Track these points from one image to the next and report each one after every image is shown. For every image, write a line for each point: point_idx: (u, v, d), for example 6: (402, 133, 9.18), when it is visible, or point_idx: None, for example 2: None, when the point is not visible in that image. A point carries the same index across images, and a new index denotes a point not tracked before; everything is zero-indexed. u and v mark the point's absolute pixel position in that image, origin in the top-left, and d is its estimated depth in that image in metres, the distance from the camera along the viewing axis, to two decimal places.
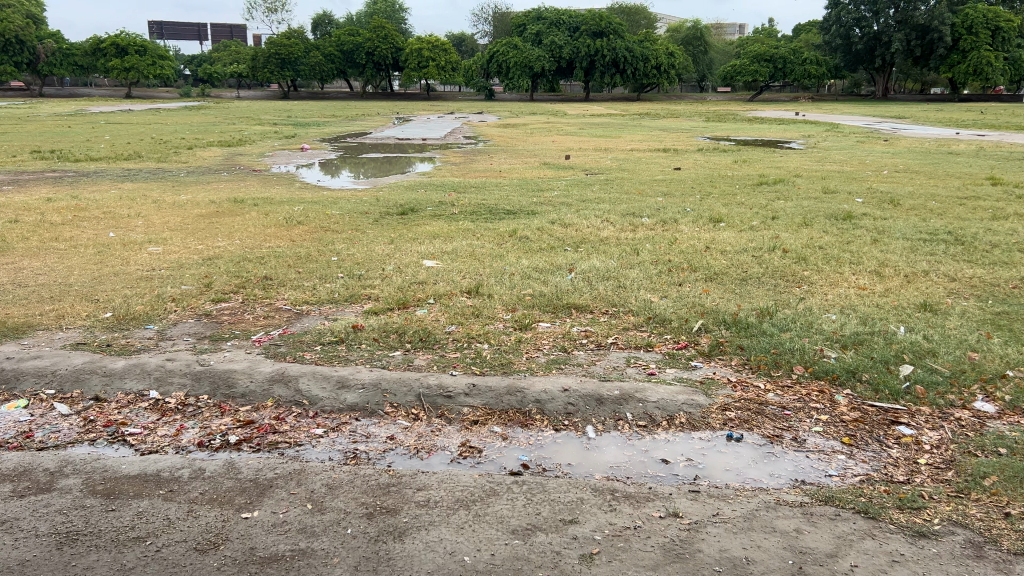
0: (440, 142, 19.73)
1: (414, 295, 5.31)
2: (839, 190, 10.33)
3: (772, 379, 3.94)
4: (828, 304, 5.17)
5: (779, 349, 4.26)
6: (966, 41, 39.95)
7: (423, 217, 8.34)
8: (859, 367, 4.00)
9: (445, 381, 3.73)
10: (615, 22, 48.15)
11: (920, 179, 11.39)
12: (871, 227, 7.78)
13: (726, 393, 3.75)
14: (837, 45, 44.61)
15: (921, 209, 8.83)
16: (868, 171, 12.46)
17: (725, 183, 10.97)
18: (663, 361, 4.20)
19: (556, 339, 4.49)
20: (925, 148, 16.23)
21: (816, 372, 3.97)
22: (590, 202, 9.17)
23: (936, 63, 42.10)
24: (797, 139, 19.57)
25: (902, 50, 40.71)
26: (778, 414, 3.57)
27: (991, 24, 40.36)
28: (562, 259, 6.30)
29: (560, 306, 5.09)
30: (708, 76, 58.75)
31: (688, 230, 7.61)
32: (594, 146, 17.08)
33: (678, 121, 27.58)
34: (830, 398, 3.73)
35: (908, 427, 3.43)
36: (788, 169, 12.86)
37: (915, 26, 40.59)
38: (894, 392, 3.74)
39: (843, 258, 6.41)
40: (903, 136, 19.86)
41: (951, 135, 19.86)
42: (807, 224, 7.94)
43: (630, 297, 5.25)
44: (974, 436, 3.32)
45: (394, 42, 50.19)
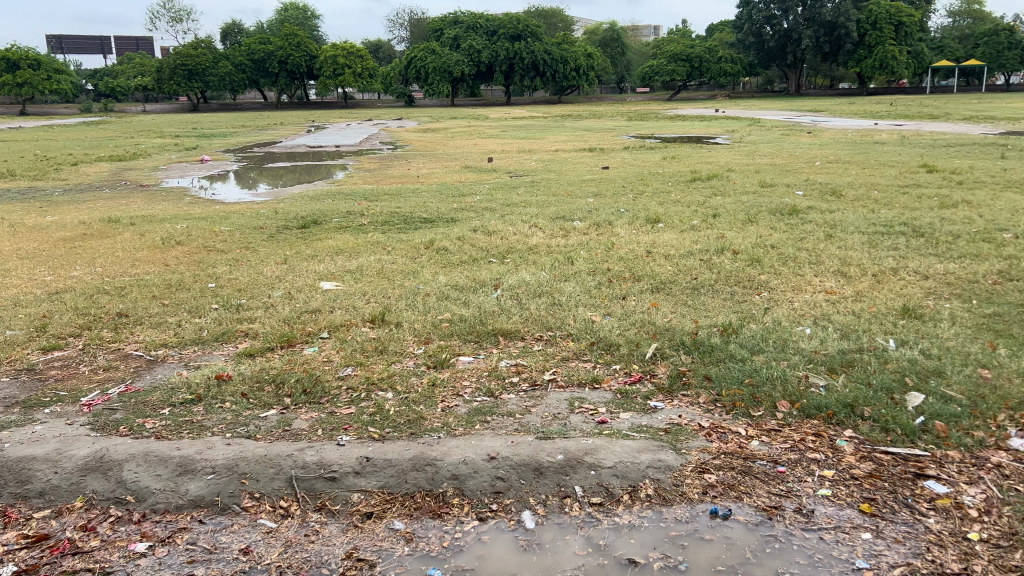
0: (355, 149, 18.61)
1: (302, 328, 4.30)
2: (776, 183, 9.69)
3: (753, 422, 3.08)
4: (798, 315, 4.35)
5: (755, 379, 3.41)
6: (872, 35, 40.74)
7: (326, 230, 7.32)
8: (858, 399, 3.15)
9: (327, 455, 2.77)
10: (532, 23, 47.66)
11: (855, 170, 10.84)
12: (820, 221, 7.08)
13: (699, 446, 2.88)
14: (750, 43, 44.87)
15: (866, 199, 8.22)
16: (800, 163, 11.92)
17: (657, 180, 10.25)
18: (614, 403, 3.29)
19: (480, 379, 3.55)
20: (849, 139, 15.86)
21: (806, 410, 3.12)
22: (515, 206, 8.29)
23: (845, 60, 42.82)
24: (721, 135, 19.12)
25: (812, 46, 41.23)
26: (769, 474, 2.70)
27: (894, 20, 41.15)
28: (485, 273, 5.37)
29: (484, 333, 4.15)
30: (627, 78, 58.87)
31: (624, 232, 6.80)
32: (517, 148, 16.21)
33: (601, 121, 27.07)
34: (831, 445, 2.88)
35: (939, 483, 2.59)
36: (719, 163, 12.27)
37: (822, 23, 41.33)
38: (906, 432, 2.88)
39: (800, 258, 5.65)
40: (825, 128, 19.62)
41: (870, 126, 19.65)
42: (751, 220, 7.22)
43: (567, 317, 4.35)
44: None
45: (307, 50, 48.39)
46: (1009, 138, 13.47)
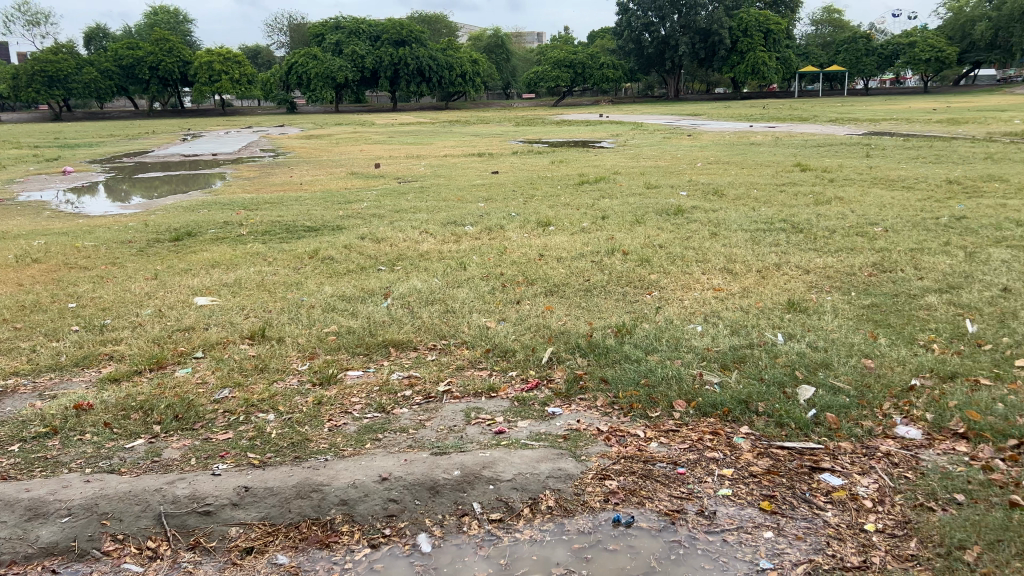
0: (234, 157, 17.87)
1: (174, 348, 3.99)
2: (661, 185, 9.87)
3: (651, 424, 3.03)
4: (689, 313, 4.37)
5: (651, 379, 3.37)
6: (743, 42, 42.67)
7: (202, 242, 6.91)
8: (752, 395, 3.15)
9: (201, 487, 2.54)
10: (416, 29, 47.35)
11: (735, 170, 11.20)
12: (705, 220, 7.23)
13: (600, 452, 2.79)
14: (631, 49, 46.00)
15: (746, 198, 8.48)
16: (683, 165, 12.23)
17: (546, 184, 10.27)
18: (511, 412, 3.17)
19: (370, 394, 3.37)
20: (727, 141, 16.44)
21: (702, 408, 3.09)
22: (404, 213, 8.09)
23: (719, 65, 44.61)
24: (606, 138, 19.45)
25: (688, 52, 42.76)
26: (670, 476, 2.64)
27: (763, 27, 43.20)
28: (373, 282, 5.16)
29: (374, 345, 3.95)
30: (512, 84, 59.35)
31: (515, 236, 6.73)
32: (404, 154, 15.97)
33: (488, 126, 27.11)
34: (728, 443, 2.84)
35: (834, 475, 2.58)
36: (605, 167, 12.44)
37: (697, 31, 42.92)
38: (800, 425, 2.89)
39: (687, 257, 5.73)
40: (704, 131, 20.29)
41: (745, 128, 20.46)
42: (639, 221, 7.29)
43: (460, 324, 4.19)
44: (918, 479, 2.50)
45: (180, 56, 46.27)
46: (872, 138, 14.27)
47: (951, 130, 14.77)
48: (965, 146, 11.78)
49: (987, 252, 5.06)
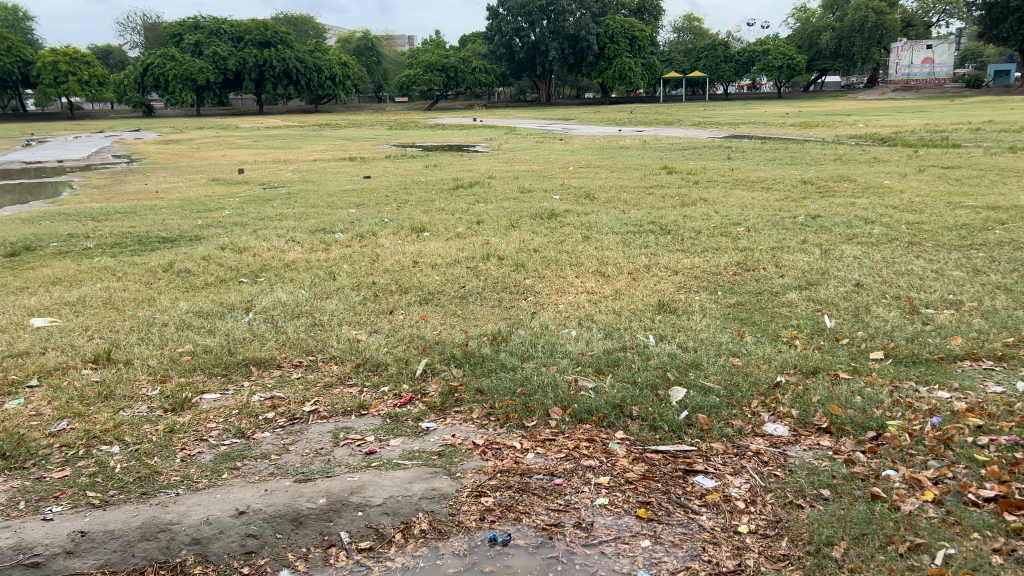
0: (84, 164, 16.69)
1: (4, 377, 3.59)
2: (534, 188, 9.89)
3: (528, 434, 2.90)
4: (563, 317, 4.29)
5: (527, 389, 3.23)
6: (610, 48, 43.91)
7: (42, 257, 6.34)
8: (626, 399, 3.11)
9: (29, 536, 2.28)
10: (282, 30, 45.90)
11: (605, 173, 11.38)
12: (577, 224, 7.25)
13: (475, 467, 2.66)
14: (502, 54, 46.29)
15: (616, 201, 8.60)
16: (555, 168, 12.34)
17: (419, 189, 10.10)
18: (383, 430, 2.98)
19: (230, 419, 3.13)
20: (597, 145, 16.77)
21: (578, 415, 3.01)
22: (269, 220, 7.73)
23: (588, 70, 45.64)
24: (480, 142, 19.43)
25: (558, 57, 43.51)
26: (547, 488, 2.53)
27: (629, 34, 44.55)
28: (233, 296, 4.85)
29: (234, 364, 3.69)
30: (384, 87, 58.62)
31: (387, 242, 6.53)
32: (271, 158, 15.38)
33: (360, 130, 26.58)
34: (604, 450, 2.77)
35: (708, 476, 2.55)
36: (479, 171, 12.39)
37: (566, 36, 43.75)
38: (673, 428, 2.87)
39: (561, 261, 5.69)
40: (575, 135, 20.65)
41: (614, 132, 20.95)
42: (513, 225, 7.23)
43: (328, 338, 3.95)
44: (787, 476, 2.50)
45: (20, 55, 42.90)
46: (733, 141, 14.91)
47: (803, 134, 15.65)
48: (816, 148, 12.48)
49: (840, 249, 5.32)
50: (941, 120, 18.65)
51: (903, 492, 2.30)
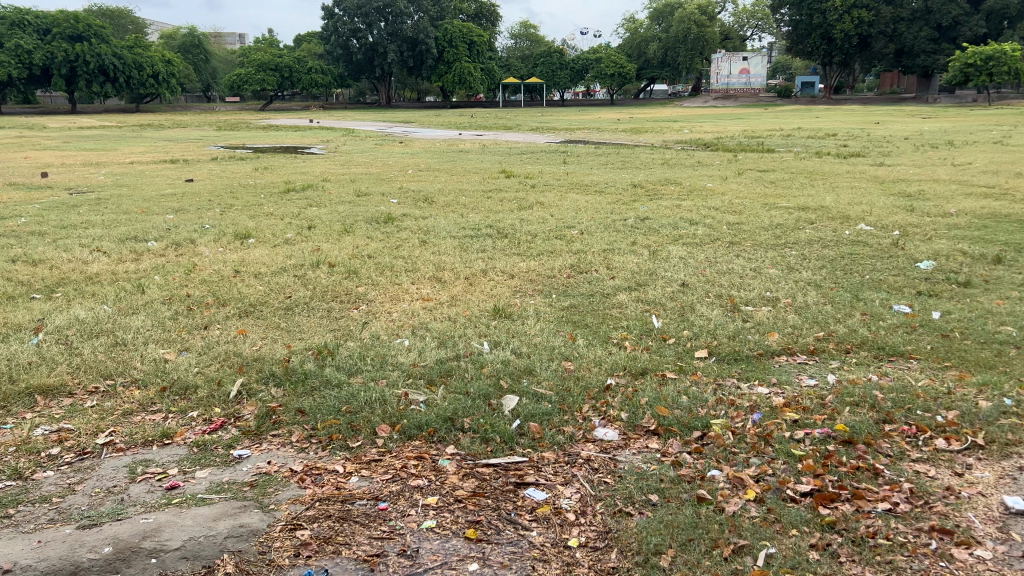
0: None
1: None
2: (371, 192, 9.44)
3: (352, 456, 2.66)
4: (396, 326, 3.87)
5: (352, 405, 2.97)
6: (449, 52, 44.01)
7: None
8: (457, 411, 2.86)
9: None
10: (96, 23, 42.45)
11: (444, 176, 11.17)
12: (415, 227, 6.75)
13: (291, 497, 2.42)
14: (339, 55, 45.08)
15: (456, 205, 8.15)
16: (394, 171, 12.02)
17: (247, 193, 9.51)
18: (189, 460, 2.69)
19: (6, 457, 2.73)
20: (437, 148, 16.56)
21: (406, 431, 2.77)
22: (73, 229, 7.00)
23: (427, 74, 45.41)
24: (317, 145, 18.75)
25: (396, 59, 42.99)
26: (370, 514, 2.31)
27: (467, 38, 44.83)
28: (21, 315, 4.30)
29: (15, 394, 3.24)
30: (214, 86, 55.73)
31: (208, 251, 6.05)
32: (82, 161, 14.10)
33: (186, 131, 25.03)
34: (433, 467, 2.56)
35: (539, 489, 2.42)
36: (313, 174, 11.87)
37: (405, 39, 43.29)
38: (505, 439, 2.70)
39: (396, 267, 5.14)
40: (414, 138, 20.37)
41: (454, 136, 20.84)
42: (346, 230, 6.74)
43: (131, 359, 3.57)
44: (617, 483, 2.44)
45: None
46: (570, 146, 15.15)
47: (634, 139, 16.21)
48: (647, 152, 12.92)
49: (667, 250, 5.46)
50: (759, 126, 19.88)
51: (727, 493, 2.31)
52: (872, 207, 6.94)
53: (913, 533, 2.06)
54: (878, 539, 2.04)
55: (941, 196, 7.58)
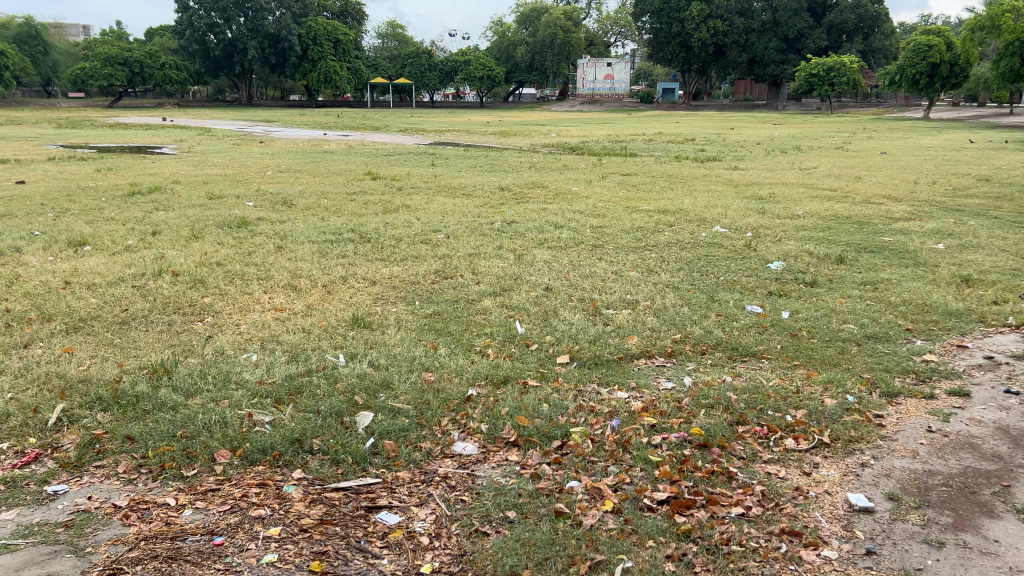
0: None
1: None
2: (225, 195, 8.90)
3: (186, 487, 2.42)
4: (244, 340, 3.63)
5: (189, 430, 2.72)
6: (314, 51, 42.80)
7: None
8: (305, 432, 2.67)
9: None
10: None
11: (306, 177, 10.75)
12: (270, 232, 6.43)
13: (111, 537, 2.16)
14: (195, 50, 42.78)
15: (316, 208, 7.82)
16: (252, 173, 11.46)
17: (85, 196, 8.80)
18: None
19: None
20: (300, 149, 15.98)
21: (248, 456, 2.56)
22: None
23: (291, 72, 43.92)
24: (169, 144, 17.70)
25: (257, 56, 41.32)
26: (203, 551, 2.08)
27: (332, 37, 43.84)
28: None
29: None
30: (55, 80, 51.78)
31: (35, 260, 5.51)
32: None
33: (21, 128, 23.06)
34: (276, 494, 2.36)
35: (391, 512, 2.24)
36: (162, 175, 11.15)
37: (266, 35, 41.68)
38: (356, 460, 2.50)
39: (248, 275, 4.86)
40: (276, 138, 19.59)
41: (319, 136, 20.21)
42: (195, 235, 6.34)
43: None
44: (474, 500, 2.29)
45: None
46: (438, 147, 14.99)
47: (502, 142, 16.24)
48: (514, 155, 12.94)
49: (532, 254, 5.42)
50: (622, 131, 20.40)
51: (585, 505, 2.23)
52: (727, 210, 7.19)
53: (764, 537, 2.07)
54: (731, 545, 2.03)
55: (790, 199, 7.97)
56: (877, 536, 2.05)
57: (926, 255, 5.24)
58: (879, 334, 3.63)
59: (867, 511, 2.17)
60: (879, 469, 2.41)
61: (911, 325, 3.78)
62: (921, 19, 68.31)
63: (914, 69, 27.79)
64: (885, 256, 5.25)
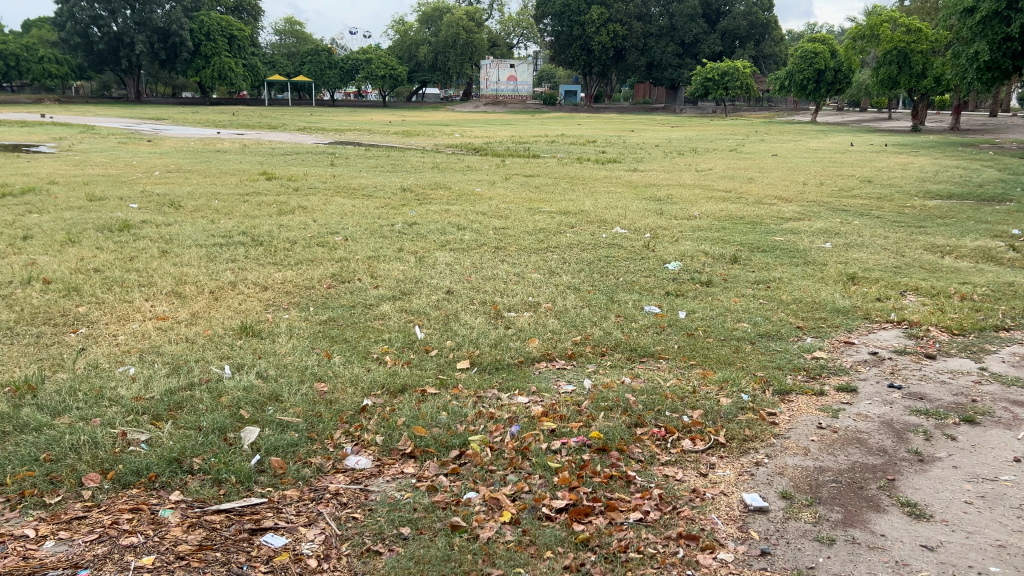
0: None
1: None
2: (106, 197, 8.39)
3: (48, 515, 2.21)
4: (121, 352, 3.39)
5: (55, 454, 2.49)
6: (207, 46, 41.23)
7: None
8: (185, 450, 2.49)
9: None
10: None
11: (196, 178, 10.28)
12: (154, 235, 6.09)
13: None
14: (77, 43, 40.47)
15: (206, 210, 7.48)
16: (137, 173, 10.87)
17: None
18: None
19: None
20: (191, 148, 15.31)
21: (120, 480, 2.36)
22: None
23: (182, 68, 42.13)
24: (47, 142, 16.63)
25: (146, 51, 39.46)
26: None
27: (226, 32, 42.37)
28: None
29: None
30: None
31: None
32: None
33: None
34: (151, 520, 2.17)
35: (276, 534, 2.10)
36: (37, 176, 10.43)
37: (155, 29, 39.84)
38: (240, 479, 2.35)
39: (128, 281, 4.57)
40: (166, 137, 18.70)
41: (212, 135, 19.44)
42: (71, 240, 5.93)
43: None
44: (366, 517, 2.17)
45: None
46: (337, 147, 14.65)
47: (404, 142, 16.02)
48: (416, 156, 12.77)
49: (432, 256, 5.32)
50: (525, 132, 20.49)
51: (483, 517, 2.14)
52: (626, 211, 7.27)
53: (661, 542, 2.04)
54: (629, 553, 2.00)
55: (687, 200, 8.14)
56: (770, 536, 2.06)
57: (815, 254, 5.42)
58: (770, 332, 3.72)
59: (762, 510, 2.18)
60: (773, 467, 2.44)
61: (802, 323, 3.88)
62: (807, 27, 71.63)
63: (801, 74, 29.06)
64: (776, 255, 5.41)
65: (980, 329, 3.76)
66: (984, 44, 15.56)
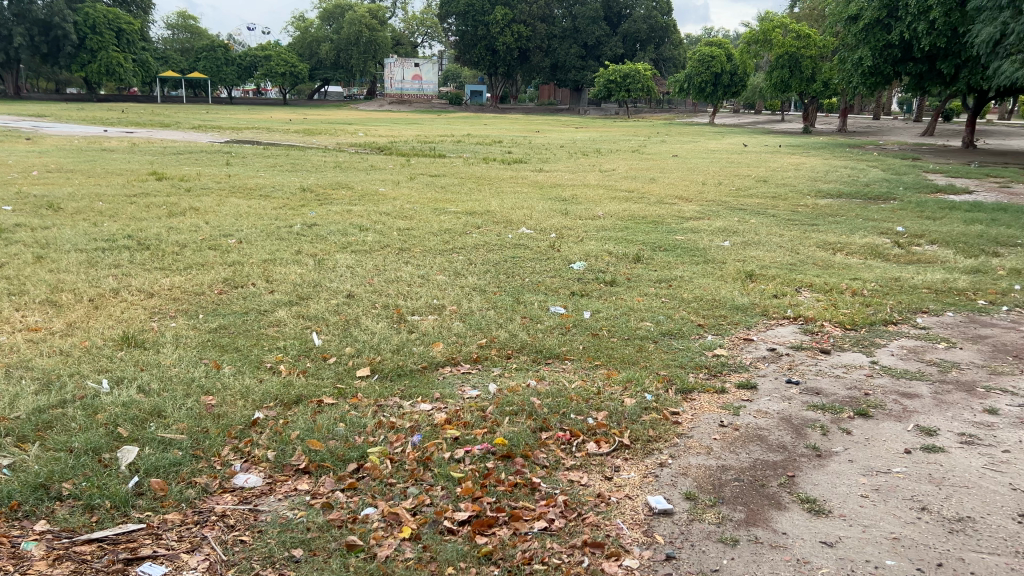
0: None
1: None
2: None
3: None
4: None
5: None
6: (93, 40, 39.14)
7: None
8: (53, 475, 2.28)
9: None
10: None
11: (78, 178, 9.67)
12: (29, 240, 5.67)
13: None
14: None
15: (88, 212, 7.03)
16: (12, 173, 10.14)
17: None
18: None
19: None
20: (74, 146, 14.44)
21: None
22: None
23: (66, 63, 39.85)
24: None
25: (25, 45, 37.11)
26: None
27: (114, 26, 40.36)
28: None
29: None
30: None
31: None
32: None
33: None
34: (11, 553, 1.96)
35: (155, 562, 1.93)
36: None
37: (34, 21, 37.50)
38: (115, 504, 2.16)
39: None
40: (46, 135, 17.60)
41: (98, 132, 18.41)
42: None
43: None
44: (256, 540, 2.03)
45: None
46: (233, 146, 14.10)
47: (305, 141, 15.59)
48: (316, 155, 12.42)
49: (332, 259, 5.14)
50: (430, 131, 20.30)
51: (381, 534, 2.03)
52: (531, 211, 7.25)
53: (566, 552, 1.99)
54: (534, 564, 1.93)
55: (591, 200, 8.19)
56: (675, 540, 2.03)
57: (715, 252, 5.53)
58: (673, 331, 3.74)
59: (667, 513, 2.15)
60: (677, 468, 2.42)
61: (703, 321, 3.92)
62: (704, 31, 73.95)
63: (699, 77, 29.92)
64: (677, 254, 5.49)
65: (870, 324, 3.89)
66: (867, 50, 16.37)
